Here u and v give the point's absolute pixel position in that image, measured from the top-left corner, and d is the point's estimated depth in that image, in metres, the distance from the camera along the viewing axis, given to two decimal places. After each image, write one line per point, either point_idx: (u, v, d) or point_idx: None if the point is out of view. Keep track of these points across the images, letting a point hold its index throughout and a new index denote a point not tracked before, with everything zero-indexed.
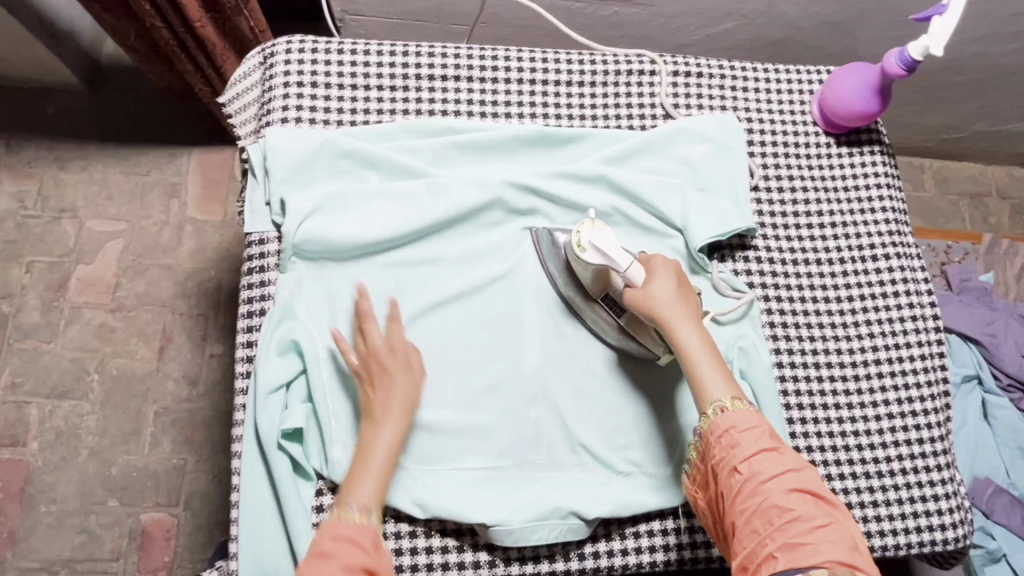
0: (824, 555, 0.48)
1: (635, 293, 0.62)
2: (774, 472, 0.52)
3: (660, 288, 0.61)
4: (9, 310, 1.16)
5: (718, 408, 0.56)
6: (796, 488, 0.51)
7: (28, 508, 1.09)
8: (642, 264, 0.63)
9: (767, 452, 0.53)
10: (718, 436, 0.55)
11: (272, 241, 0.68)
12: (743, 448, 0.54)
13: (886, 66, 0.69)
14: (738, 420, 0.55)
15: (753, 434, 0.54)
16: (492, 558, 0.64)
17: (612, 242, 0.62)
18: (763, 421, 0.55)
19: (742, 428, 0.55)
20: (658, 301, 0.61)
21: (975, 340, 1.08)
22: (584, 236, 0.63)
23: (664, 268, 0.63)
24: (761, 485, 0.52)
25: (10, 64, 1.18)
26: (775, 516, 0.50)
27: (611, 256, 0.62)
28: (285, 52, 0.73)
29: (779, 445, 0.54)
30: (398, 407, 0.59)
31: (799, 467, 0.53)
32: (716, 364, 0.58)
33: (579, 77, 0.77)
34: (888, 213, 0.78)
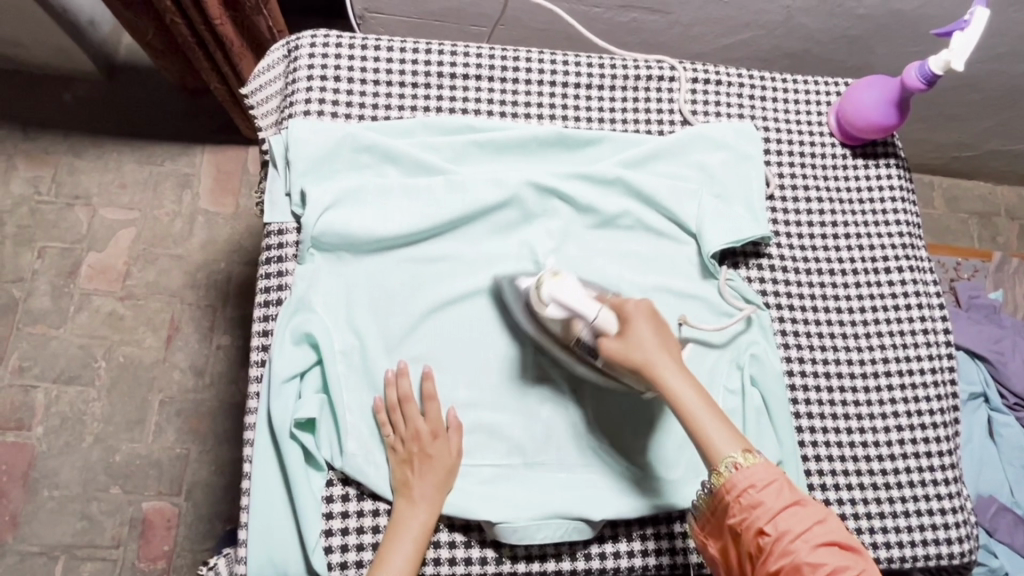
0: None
1: (613, 347, 0.58)
2: (802, 528, 0.50)
3: (639, 338, 0.57)
4: (19, 295, 1.17)
5: (731, 465, 0.53)
6: (823, 541, 0.50)
7: (31, 492, 1.09)
8: (612, 312, 0.60)
9: (790, 506, 0.51)
10: (736, 495, 0.52)
11: (291, 231, 0.69)
12: (767, 505, 0.51)
13: (905, 79, 0.70)
14: (755, 476, 0.52)
15: (773, 490, 0.52)
16: (498, 555, 0.64)
17: (571, 291, 0.60)
18: (778, 472, 0.53)
19: (761, 485, 0.52)
20: (640, 352, 0.57)
21: (982, 357, 1.08)
22: (544, 290, 0.61)
23: (639, 314, 0.59)
24: (789, 544, 0.50)
25: (30, 50, 1.19)
26: (808, 573, 0.48)
27: (574, 308, 0.60)
28: (309, 46, 0.74)
29: (800, 497, 0.52)
30: (434, 490, 0.61)
31: (824, 517, 0.51)
32: (713, 415, 0.55)
33: (599, 80, 0.78)
34: (902, 225, 0.78)
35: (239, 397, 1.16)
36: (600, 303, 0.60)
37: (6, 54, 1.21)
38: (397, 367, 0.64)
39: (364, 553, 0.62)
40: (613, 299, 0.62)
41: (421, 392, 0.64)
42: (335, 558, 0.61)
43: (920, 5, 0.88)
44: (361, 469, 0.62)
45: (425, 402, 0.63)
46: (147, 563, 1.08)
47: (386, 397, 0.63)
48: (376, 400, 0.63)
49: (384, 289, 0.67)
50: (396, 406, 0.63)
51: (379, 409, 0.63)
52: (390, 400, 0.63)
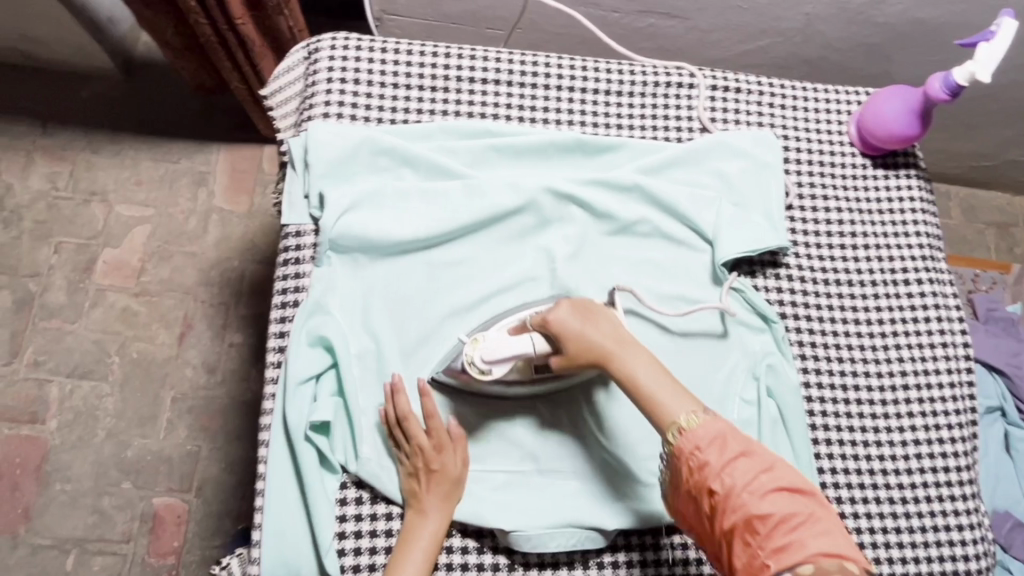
0: (811, 551, 0.47)
1: (558, 360, 0.59)
2: (747, 479, 0.51)
3: (573, 338, 0.59)
4: (35, 290, 1.18)
5: (678, 429, 0.54)
6: (770, 488, 0.50)
7: (43, 486, 1.10)
8: (539, 330, 0.60)
9: (736, 460, 0.52)
10: (687, 459, 0.54)
11: (309, 233, 0.69)
12: (713, 463, 0.52)
13: (930, 90, 0.69)
14: (700, 437, 0.53)
15: (719, 447, 0.53)
16: (511, 562, 0.63)
17: (496, 344, 0.61)
18: (724, 427, 0.54)
19: (707, 442, 0.53)
20: (581, 352, 0.58)
21: (999, 371, 1.06)
22: (478, 362, 0.61)
23: (563, 314, 0.59)
24: (738, 497, 0.50)
25: (51, 48, 1.20)
26: (758, 524, 0.49)
27: (509, 357, 0.61)
28: (330, 48, 0.74)
29: (745, 448, 0.53)
30: (444, 500, 0.61)
31: (770, 466, 0.52)
32: (658, 383, 0.56)
33: (618, 86, 0.78)
34: (922, 236, 0.78)
35: (249, 396, 1.16)
36: (523, 336, 0.61)
37: (26, 51, 1.22)
38: (392, 383, 0.63)
39: (377, 557, 0.62)
40: (535, 315, 0.62)
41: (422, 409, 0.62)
42: (348, 561, 0.61)
43: (943, 13, 0.87)
44: (375, 475, 0.62)
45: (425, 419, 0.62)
46: (156, 558, 1.09)
47: (388, 411, 0.62)
48: (382, 412, 0.63)
49: (400, 293, 0.67)
50: (399, 422, 0.62)
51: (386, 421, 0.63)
52: (395, 413, 0.62)
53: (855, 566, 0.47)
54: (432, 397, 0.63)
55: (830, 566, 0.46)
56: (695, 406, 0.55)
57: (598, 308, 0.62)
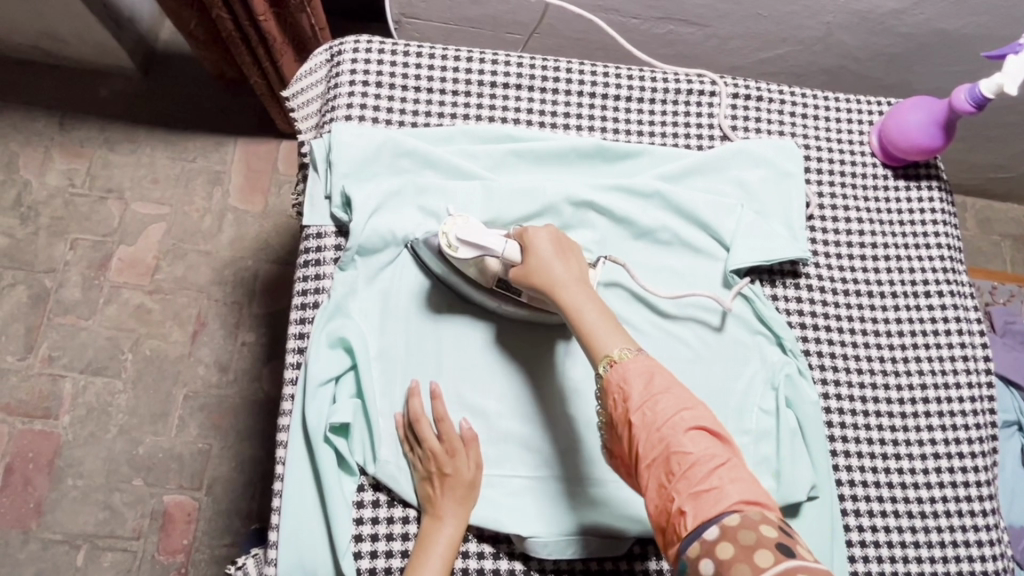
0: (731, 498, 0.46)
1: (518, 272, 0.61)
2: (668, 416, 0.50)
3: (537, 256, 0.60)
4: (51, 285, 1.18)
5: (608, 363, 0.53)
6: (692, 427, 0.49)
7: (55, 481, 1.10)
8: (516, 240, 0.62)
9: (659, 396, 0.51)
10: (613, 392, 0.53)
11: (330, 235, 0.69)
12: (636, 397, 0.51)
13: (954, 101, 0.68)
14: (629, 370, 0.52)
15: (644, 380, 0.52)
16: (526, 568, 0.63)
17: (475, 230, 0.62)
18: (651, 363, 0.53)
19: (634, 375, 0.52)
20: (538, 271, 0.59)
21: (1017, 385, 1.06)
22: (452, 237, 0.63)
23: (538, 233, 0.61)
24: (658, 434, 0.49)
25: (71, 46, 1.22)
26: (675, 464, 0.48)
27: (483, 245, 0.62)
28: (353, 51, 0.74)
29: (670, 385, 0.51)
30: (458, 505, 0.60)
31: (692, 405, 0.51)
32: (604, 319, 0.56)
33: (638, 93, 0.77)
34: (943, 248, 0.77)
35: (261, 395, 1.16)
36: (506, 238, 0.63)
37: (47, 48, 1.23)
38: (410, 388, 0.64)
39: (394, 561, 0.61)
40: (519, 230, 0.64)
41: (433, 412, 0.63)
42: (364, 564, 0.61)
43: (965, 24, 0.87)
44: (393, 478, 0.62)
45: (437, 423, 0.62)
46: (166, 556, 1.09)
47: (405, 414, 0.63)
48: (399, 416, 0.63)
49: (420, 295, 0.67)
50: (411, 423, 0.62)
51: (401, 425, 0.63)
52: (408, 415, 0.63)
53: (772, 514, 0.46)
54: (444, 400, 0.64)
55: (750, 515, 0.45)
56: (630, 344, 0.54)
57: (576, 248, 0.62)
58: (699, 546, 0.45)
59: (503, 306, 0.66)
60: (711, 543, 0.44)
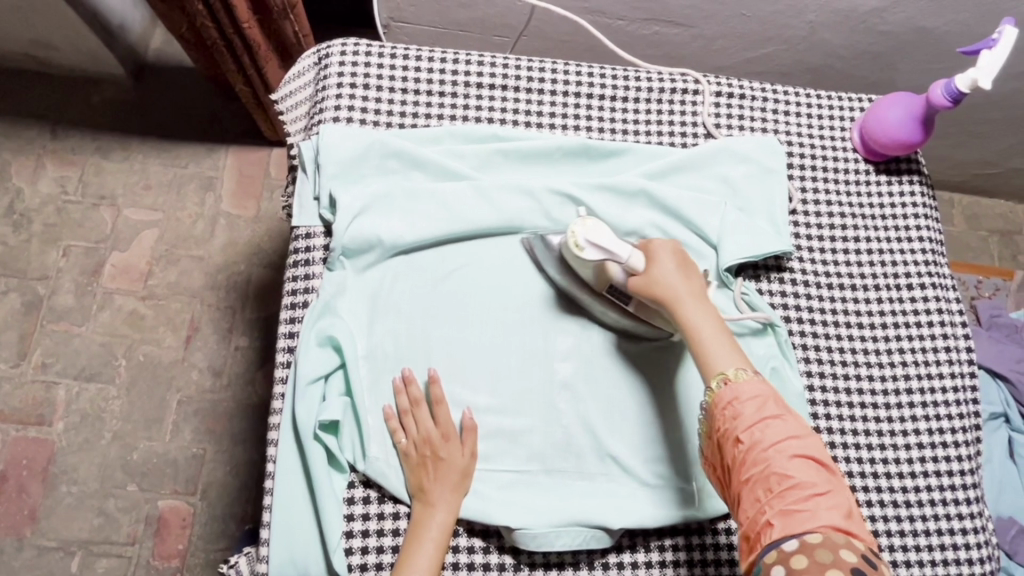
0: (821, 521, 0.47)
1: (636, 281, 0.61)
2: (776, 439, 0.51)
3: (661, 270, 0.61)
4: (44, 293, 1.19)
5: (722, 381, 0.54)
6: (798, 454, 0.50)
7: (50, 488, 1.10)
8: (640, 250, 0.62)
9: (770, 419, 0.52)
10: (721, 408, 0.54)
11: (319, 235, 0.70)
12: (746, 416, 0.52)
13: (932, 97, 0.70)
14: (742, 390, 0.53)
15: (757, 403, 0.53)
16: (517, 562, 0.64)
17: (609, 235, 0.60)
18: (765, 388, 0.54)
19: (746, 397, 0.53)
20: (660, 283, 0.60)
21: (1004, 377, 1.07)
22: (580, 237, 0.60)
23: (662, 249, 0.62)
24: (762, 453, 0.51)
25: (61, 54, 1.22)
26: (775, 483, 0.50)
27: (611, 250, 0.60)
28: (340, 54, 0.75)
29: (782, 411, 0.52)
30: (452, 493, 0.61)
31: (802, 434, 0.52)
32: (724, 337, 0.57)
33: (623, 92, 0.79)
34: (925, 242, 0.78)
35: (255, 399, 1.17)
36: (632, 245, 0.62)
37: (38, 57, 1.24)
38: (403, 375, 0.64)
39: (384, 556, 0.62)
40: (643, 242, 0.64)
41: (430, 396, 0.64)
42: (355, 560, 0.62)
43: (945, 22, 0.89)
44: (383, 473, 0.63)
45: (434, 407, 0.64)
46: (161, 560, 1.09)
47: (397, 405, 0.64)
48: (388, 408, 0.64)
49: (406, 296, 0.68)
50: (408, 411, 0.64)
51: (390, 417, 0.63)
52: (400, 408, 0.64)
53: (859, 544, 0.47)
54: (442, 385, 0.66)
55: (834, 538, 0.46)
56: (746, 367, 0.55)
57: (695, 269, 0.63)
58: (777, 554, 0.47)
59: (605, 310, 0.67)
60: (788, 554, 0.46)
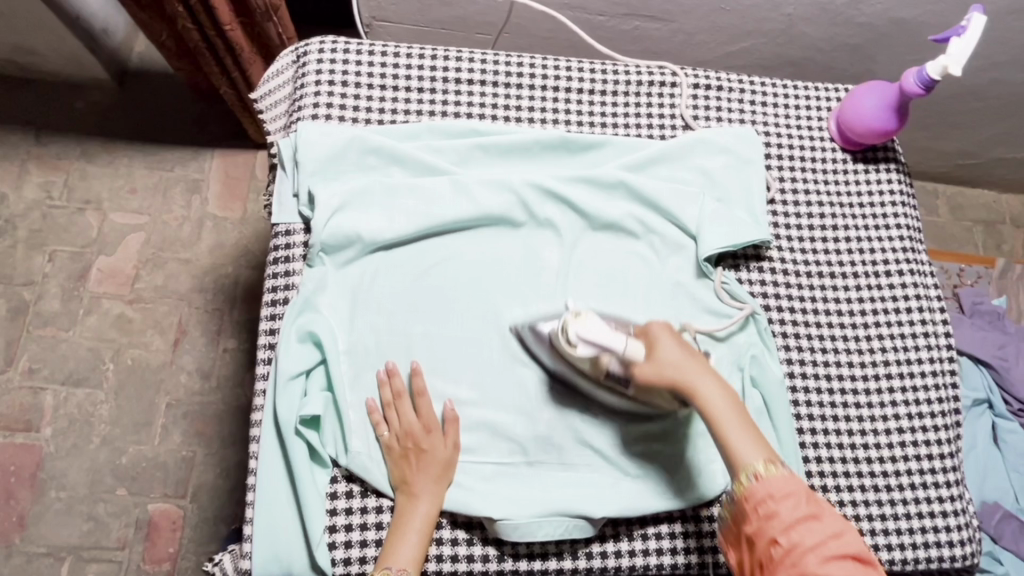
0: None
1: (644, 370, 0.58)
2: (815, 541, 0.49)
3: (668, 356, 0.59)
4: (30, 298, 1.18)
5: (753, 475, 0.54)
6: (837, 555, 0.49)
7: (38, 494, 1.10)
8: (639, 338, 0.61)
9: (806, 520, 0.51)
10: (756, 506, 0.53)
11: (299, 232, 0.71)
12: (783, 517, 0.51)
13: (904, 85, 0.70)
14: (774, 487, 0.53)
15: (791, 502, 0.52)
16: (500, 553, 0.64)
17: (599, 328, 0.60)
18: (799, 483, 0.53)
19: (779, 495, 0.52)
20: (669, 368, 0.58)
21: (986, 363, 1.08)
22: (571, 331, 0.60)
23: (661, 331, 0.60)
24: (800, 556, 0.49)
25: (44, 58, 1.22)
26: None
27: (604, 345, 0.59)
28: (318, 51, 0.75)
29: (817, 511, 0.51)
30: (435, 484, 0.62)
31: (840, 532, 0.50)
32: (744, 423, 0.56)
33: (601, 86, 0.79)
34: (903, 229, 0.79)
35: (244, 401, 1.17)
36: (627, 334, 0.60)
37: (21, 62, 1.23)
38: (386, 368, 0.65)
39: (368, 550, 0.62)
40: (639, 328, 0.63)
41: (413, 387, 0.64)
42: (339, 555, 0.62)
43: (921, 12, 0.89)
44: (365, 467, 0.63)
45: (416, 399, 0.64)
46: (152, 564, 1.09)
47: (381, 397, 0.64)
48: (371, 401, 0.64)
49: (386, 292, 0.68)
50: (392, 403, 0.64)
51: (373, 409, 0.64)
52: (384, 400, 0.64)
53: None
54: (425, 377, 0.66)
55: None
56: (772, 458, 0.55)
57: (692, 346, 0.62)
58: None
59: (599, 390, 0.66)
60: None
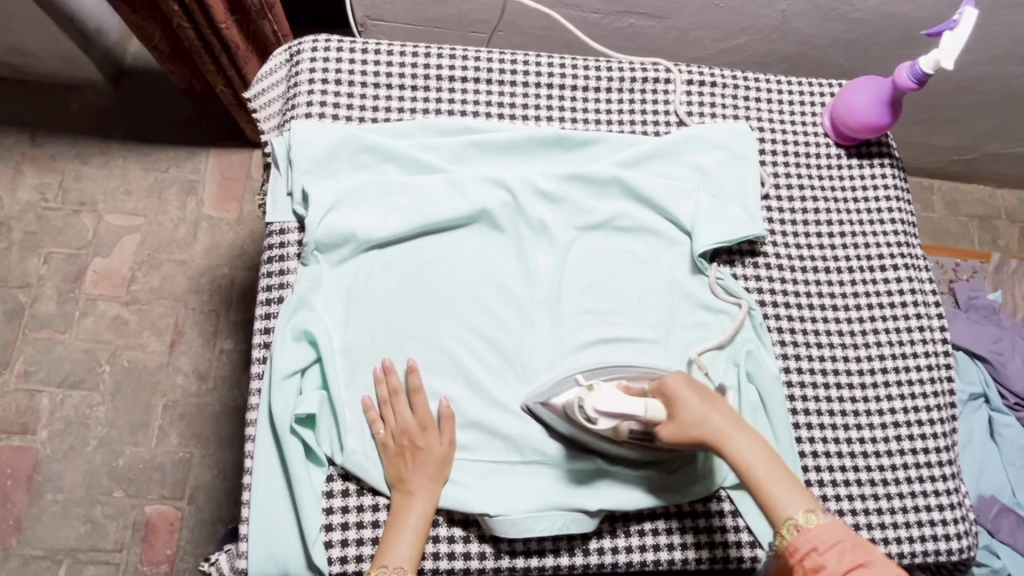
0: None
1: (668, 431, 0.56)
2: None
3: (689, 411, 0.55)
4: (25, 300, 1.18)
5: (793, 527, 0.50)
6: None
7: (35, 497, 1.10)
8: (657, 396, 0.57)
9: (857, 570, 0.47)
10: (801, 558, 0.50)
11: (293, 231, 0.71)
12: (830, 571, 0.48)
13: (898, 79, 0.70)
14: (818, 539, 0.49)
15: (838, 552, 0.48)
16: (496, 550, 0.64)
17: (614, 399, 0.56)
18: (845, 531, 0.50)
19: (825, 547, 0.49)
20: (694, 427, 0.55)
21: (982, 358, 1.08)
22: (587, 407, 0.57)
23: (679, 386, 0.57)
24: None
25: (38, 60, 1.22)
26: None
27: (625, 415, 0.56)
28: (311, 50, 0.75)
29: (868, 558, 0.48)
30: (431, 483, 0.61)
31: None
32: (781, 473, 0.53)
33: (595, 82, 0.79)
34: (898, 224, 0.79)
35: (241, 402, 1.16)
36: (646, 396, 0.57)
37: (14, 64, 1.23)
38: (383, 365, 0.65)
39: (364, 548, 0.62)
40: (654, 383, 0.59)
41: (408, 385, 0.64)
42: (335, 553, 0.62)
43: (914, 8, 0.89)
44: (360, 464, 0.63)
45: (411, 397, 0.64)
46: (149, 566, 1.09)
47: (377, 395, 0.64)
48: (368, 399, 0.64)
49: (381, 291, 0.68)
50: (388, 400, 0.64)
51: (369, 407, 0.63)
52: (380, 398, 0.64)
53: None
54: (421, 375, 0.66)
55: None
56: (813, 506, 0.51)
57: (716, 390, 0.58)
58: None
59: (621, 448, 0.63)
60: None
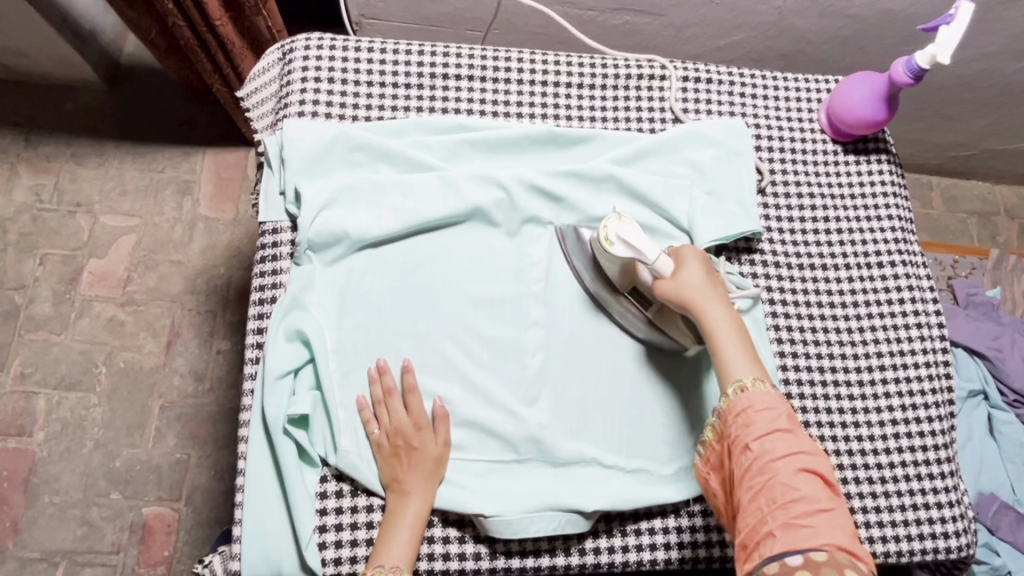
0: (826, 539, 0.46)
1: (664, 284, 0.62)
2: (786, 452, 0.51)
3: (689, 274, 0.61)
4: (21, 301, 1.18)
5: (739, 388, 0.54)
6: (805, 469, 0.50)
7: (31, 499, 1.09)
8: (670, 257, 0.63)
9: (781, 432, 0.52)
10: (735, 416, 0.54)
11: (286, 231, 0.70)
12: (757, 427, 0.52)
13: (893, 74, 0.70)
14: (756, 400, 0.53)
15: (770, 415, 0.52)
16: (492, 550, 0.64)
17: (642, 236, 0.62)
18: (782, 401, 0.53)
19: (760, 408, 0.53)
20: (687, 289, 0.60)
21: (981, 354, 1.08)
22: (613, 231, 0.63)
23: (692, 256, 0.62)
24: (770, 464, 0.50)
25: (32, 61, 1.21)
26: (779, 494, 0.49)
27: (640, 250, 0.62)
28: (304, 48, 0.75)
29: (792, 425, 0.52)
30: (425, 482, 0.61)
31: (810, 449, 0.51)
32: (745, 346, 0.57)
33: (590, 80, 0.78)
34: (895, 221, 0.79)
35: (237, 403, 1.16)
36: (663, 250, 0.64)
37: (9, 64, 1.23)
38: (378, 365, 0.64)
39: (359, 549, 0.62)
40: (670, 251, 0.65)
41: (403, 384, 0.64)
42: (329, 555, 0.61)
43: (910, 4, 0.89)
44: (354, 465, 0.62)
45: (405, 394, 0.63)
46: (147, 568, 1.08)
47: (372, 394, 0.64)
48: (362, 399, 0.64)
49: (375, 289, 0.67)
50: (383, 400, 0.63)
51: (364, 407, 0.63)
52: (375, 399, 0.63)
53: (864, 566, 0.46)
54: (415, 374, 0.65)
55: (839, 558, 0.46)
56: (762, 378, 0.55)
57: (721, 280, 0.63)
58: (780, 566, 0.46)
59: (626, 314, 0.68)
60: (790, 568, 0.46)
